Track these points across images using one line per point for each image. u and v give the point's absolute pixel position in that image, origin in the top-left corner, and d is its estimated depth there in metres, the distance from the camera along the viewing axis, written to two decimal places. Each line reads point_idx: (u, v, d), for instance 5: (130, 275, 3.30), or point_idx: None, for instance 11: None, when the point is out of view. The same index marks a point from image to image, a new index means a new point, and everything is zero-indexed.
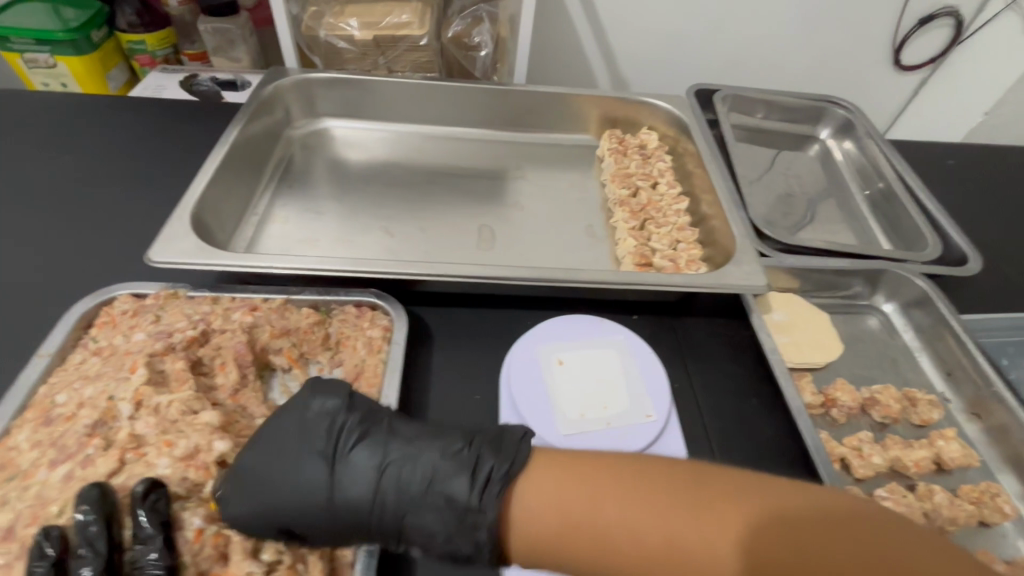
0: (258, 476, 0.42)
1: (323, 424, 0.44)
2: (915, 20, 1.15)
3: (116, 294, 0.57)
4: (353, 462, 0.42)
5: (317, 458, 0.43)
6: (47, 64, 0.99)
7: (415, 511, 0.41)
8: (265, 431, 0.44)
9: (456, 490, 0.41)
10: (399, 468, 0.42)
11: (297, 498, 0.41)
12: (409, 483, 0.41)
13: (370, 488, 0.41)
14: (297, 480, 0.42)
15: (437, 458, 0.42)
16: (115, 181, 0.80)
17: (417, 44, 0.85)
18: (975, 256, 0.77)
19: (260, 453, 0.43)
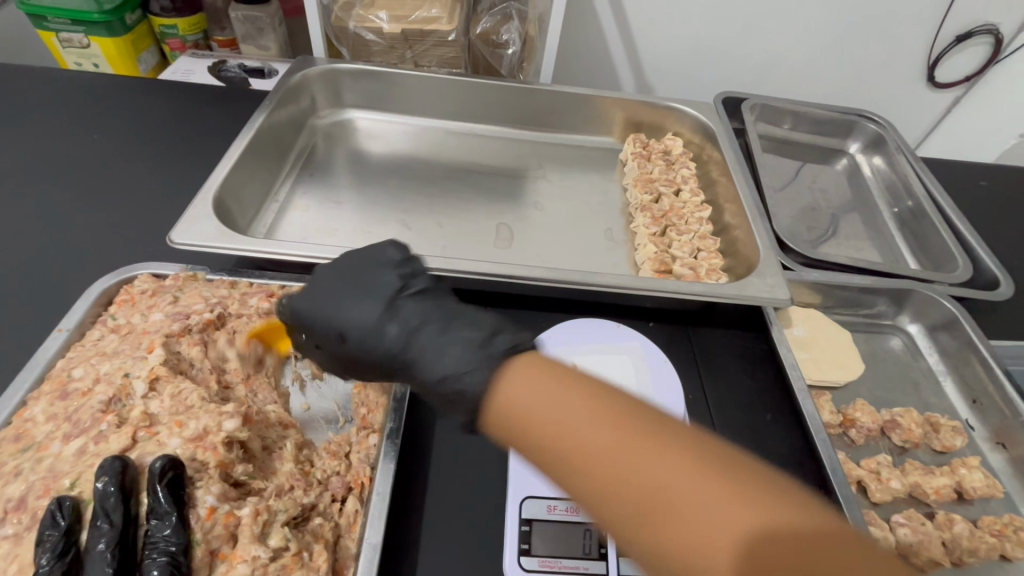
0: (329, 289, 0.46)
1: (385, 276, 0.46)
2: (953, 36, 1.12)
3: (137, 275, 0.58)
4: (400, 303, 0.44)
5: (369, 293, 0.45)
6: (80, 45, 1.00)
7: (424, 357, 0.41)
8: (343, 262, 0.48)
9: (460, 365, 0.38)
10: (428, 324, 0.43)
11: (344, 320, 0.45)
12: (427, 336, 0.42)
13: (398, 329, 0.43)
14: (353, 314, 0.45)
15: (464, 339, 0.40)
16: (141, 162, 0.81)
17: (445, 39, 0.85)
18: (1007, 280, 0.75)
19: (337, 274, 0.47)
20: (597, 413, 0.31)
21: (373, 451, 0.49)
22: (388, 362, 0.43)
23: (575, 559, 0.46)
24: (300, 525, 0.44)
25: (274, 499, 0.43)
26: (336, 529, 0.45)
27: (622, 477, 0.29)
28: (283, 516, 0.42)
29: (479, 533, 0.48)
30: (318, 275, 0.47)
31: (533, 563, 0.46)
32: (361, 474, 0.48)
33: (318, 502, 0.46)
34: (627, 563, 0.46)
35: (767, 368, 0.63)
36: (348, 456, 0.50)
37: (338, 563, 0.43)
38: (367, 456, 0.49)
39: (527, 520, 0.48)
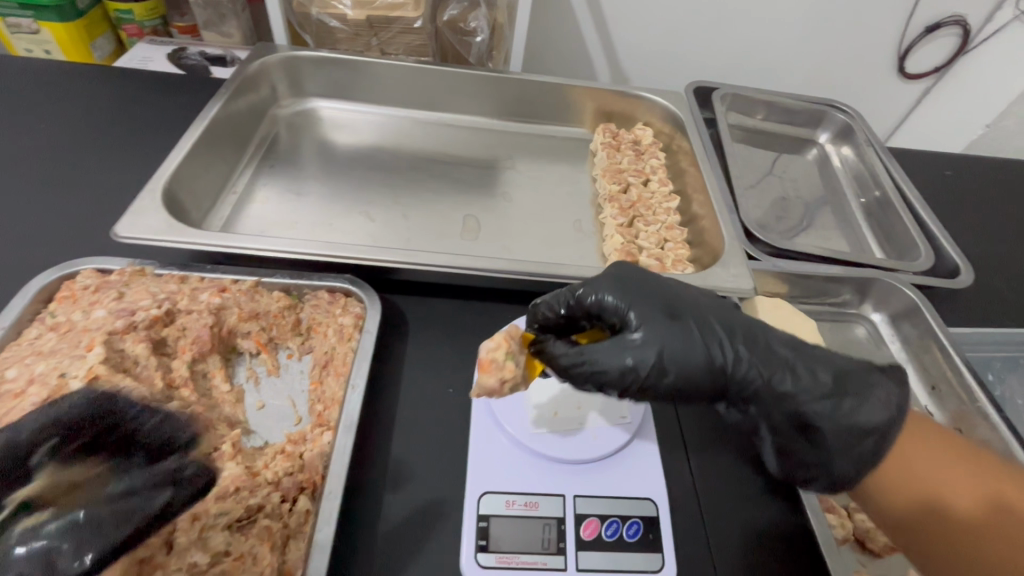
0: (620, 296, 0.46)
1: (703, 303, 0.47)
2: (922, 27, 1.12)
3: (80, 270, 0.55)
4: (693, 322, 0.45)
5: (671, 316, 0.45)
6: (30, 30, 0.95)
7: (730, 363, 0.44)
8: (627, 275, 0.48)
9: (803, 391, 0.44)
10: (811, 357, 0.46)
11: (645, 335, 0.44)
12: (774, 374, 0.44)
13: (768, 374, 0.44)
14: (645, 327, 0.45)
15: (829, 370, 0.45)
16: (92, 154, 0.78)
17: (411, 25, 0.82)
18: (968, 269, 0.76)
19: (615, 282, 0.47)
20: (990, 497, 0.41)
21: (328, 450, 0.47)
22: (659, 381, 0.44)
23: (533, 554, 0.46)
24: (245, 527, 0.43)
25: (215, 501, 0.43)
26: (284, 531, 0.43)
27: (996, 511, 0.40)
28: (224, 521, 0.42)
29: (437, 531, 0.47)
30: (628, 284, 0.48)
31: (490, 559, 0.45)
32: (314, 473, 0.46)
33: (265, 503, 0.44)
34: (584, 558, 0.46)
35: None
36: (302, 455, 0.47)
37: (286, 565, 0.42)
38: (320, 454, 0.47)
39: (485, 515, 0.47)
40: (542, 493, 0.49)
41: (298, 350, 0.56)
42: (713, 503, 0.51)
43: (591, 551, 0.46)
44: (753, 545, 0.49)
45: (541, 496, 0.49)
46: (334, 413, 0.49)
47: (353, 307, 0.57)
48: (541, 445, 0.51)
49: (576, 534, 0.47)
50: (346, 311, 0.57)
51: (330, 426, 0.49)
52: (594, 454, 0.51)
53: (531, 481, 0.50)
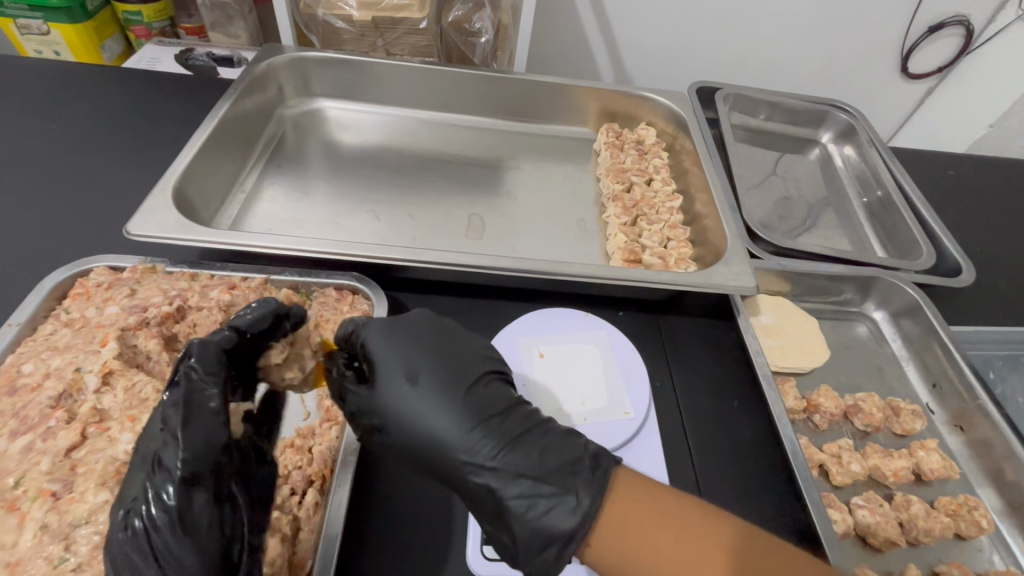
0: (383, 355, 0.47)
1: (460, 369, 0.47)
2: (925, 27, 1.13)
3: (93, 267, 0.56)
4: (441, 385, 0.46)
5: (418, 383, 0.46)
6: (40, 31, 0.97)
7: (444, 431, 0.44)
8: (403, 327, 0.49)
9: (507, 479, 0.43)
10: (540, 438, 0.45)
11: (390, 394, 0.45)
12: (478, 447, 0.44)
13: (466, 449, 0.44)
14: (432, 406, 0.45)
15: (537, 464, 0.43)
16: (102, 153, 0.79)
17: (417, 27, 0.83)
18: (969, 267, 0.77)
19: (382, 332, 0.48)
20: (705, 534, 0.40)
21: (337, 443, 0.48)
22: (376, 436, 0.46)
23: None
24: None
25: None
26: (294, 523, 0.43)
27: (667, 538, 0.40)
28: None
29: (445, 524, 0.48)
30: (389, 338, 0.48)
31: (496, 552, 0.46)
32: (323, 466, 0.47)
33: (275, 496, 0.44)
34: None
35: (732, 356, 0.63)
36: (311, 450, 0.48)
37: (296, 557, 0.43)
38: (329, 448, 0.48)
39: None
40: None
41: None
42: (716, 499, 0.52)
43: None
44: None
45: None
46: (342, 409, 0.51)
47: (360, 304, 0.58)
48: None
49: None
50: (354, 308, 0.58)
51: (337, 420, 0.50)
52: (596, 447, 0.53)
53: None
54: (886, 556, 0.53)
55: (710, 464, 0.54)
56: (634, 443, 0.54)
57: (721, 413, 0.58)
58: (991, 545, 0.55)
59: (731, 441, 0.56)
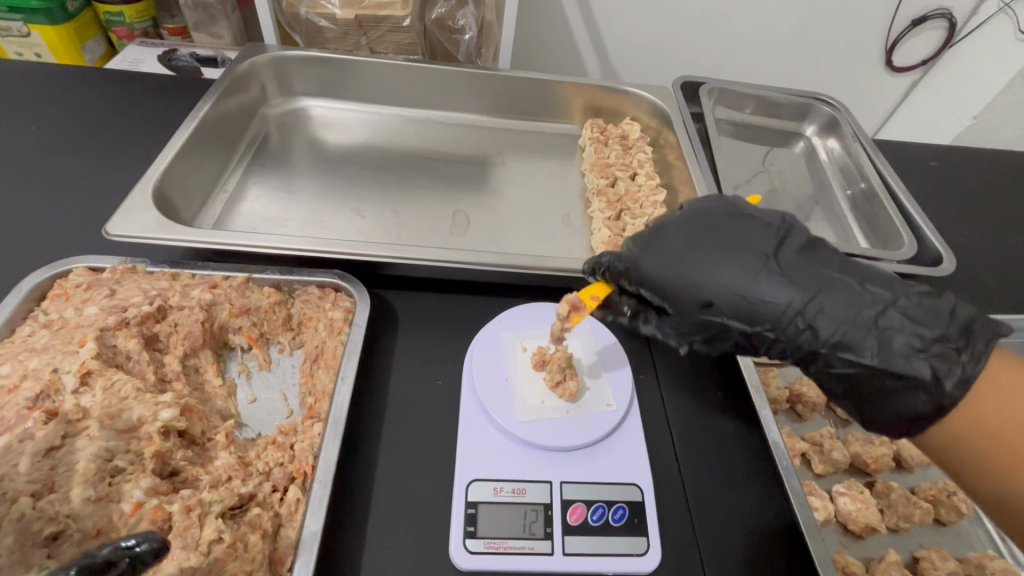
0: (665, 273, 0.47)
1: (767, 230, 0.46)
2: (908, 20, 1.14)
3: (72, 268, 0.56)
4: (729, 262, 0.45)
5: (733, 253, 0.45)
6: (21, 33, 0.96)
7: (830, 302, 0.42)
8: (664, 234, 0.48)
9: (860, 313, 0.42)
10: (861, 275, 0.44)
11: (710, 275, 0.45)
12: (901, 300, 0.42)
13: (852, 310, 0.42)
14: (765, 273, 0.44)
15: (869, 299, 0.42)
16: (82, 155, 0.78)
17: (400, 24, 0.83)
18: (950, 256, 0.78)
19: (657, 251, 0.47)
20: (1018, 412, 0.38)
21: (318, 441, 0.48)
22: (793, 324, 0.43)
23: (520, 539, 0.47)
24: (238, 516, 0.43)
25: (208, 491, 0.43)
26: (275, 519, 0.44)
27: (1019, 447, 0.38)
28: (218, 507, 0.42)
29: (427, 518, 0.48)
30: (666, 228, 0.49)
31: (478, 545, 0.46)
32: (304, 463, 0.47)
33: (257, 492, 0.45)
34: (571, 542, 0.47)
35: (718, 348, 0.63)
36: (293, 446, 0.48)
37: (277, 553, 0.43)
38: (311, 444, 0.48)
39: (473, 503, 0.48)
40: (530, 480, 0.50)
41: (289, 344, 0.57)
42: (699, 486, 0.53)
43: (578, 536, 0.47)
44: (739, 531, 0.50)
45: (529, 483, 0.50)
46: (324, 406, 0.50)
47: (342, 301, 0.58)
48: (529, 431, 0.52)
49: (563, 519, 0.48)
50: (336, 306, 0.58)
51: (320, 418, 0.50)
52: (582, 441, 0.52)
53: (519, 468, 0.51)
54: (866, 542, 0.53)
55: (696, 456, 0.54)
56: (618, 435, 0.54)
57: (707, 404, 0.58)
58: (972, 530, 0.56)
59: (716, 432, 0.57)
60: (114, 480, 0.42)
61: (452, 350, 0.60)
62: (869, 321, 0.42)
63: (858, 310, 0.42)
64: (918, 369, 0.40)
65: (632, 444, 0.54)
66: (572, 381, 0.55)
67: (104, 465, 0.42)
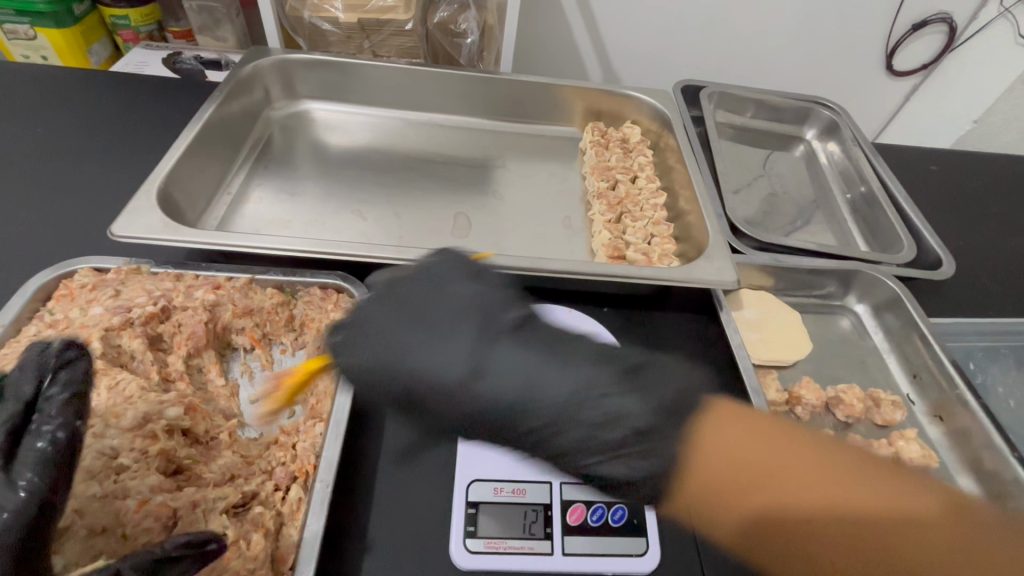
0: (375, 356, 0.52)
1: (466, 319, 0.55)
2: (908, 25, 1.14)
3: (77, 269, 0.57)
4: (426, 352, 0.53)
5: (425, 341, 0.53)
6: (27, 36, 0.97)
7: (537, 390, 0.50)
8: (398, 305, 0.56)
9: (512, 389, 0.50)
10: (538, 352, 0.52)
11: (423, 364, 0.52)
12: (580, 374, 0.50)
13: (532, 391, 0.50)
14: (436, 360, 0.52)
15: (568, 384, 0.50)
16: (88, 157, 0.79)
17: (402, 28, 0.84)
18: (950, 259, 0.78)
19: (356, 335, 0.54)
20: (858, 493, 0.43)
21: (320, 441, 0.49)
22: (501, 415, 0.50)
23: (520, 539, 0.48)
24: (240, 513, 0.44)
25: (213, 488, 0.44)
26: (277, 518, 0.44)
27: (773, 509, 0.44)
28: (222, 504, 0.43)
29: (427, 518, 0.48)
30: (357, 319, 0.55)
31: (479, 544, 0.47)
32: (306, 463, 0.47)
33: (260, 491, 0.45)
34: (571, 542, 0.48)
35: (718, 350, 0.64)
36: (295, 446, 0.49)
37: (279, 551, 0.43)
38: (313, 444, 0.48)
39: (474, 503, 0.49)
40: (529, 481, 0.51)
41: (291, 345, 0.58)
42: None
43: (577, 536, 0.48)
44: None
45: (528, 484, 0.50)
46: (327, 406, 0.52)
47: (345, 303, 0.59)
48: None
49: (563, 519, 0.49)
50: (338, 307, 0.58)
51: (322, 418, 0.51)
52: None
53: (518, 469, 0.51)
54: None
55: None
56: None
57: None
58: None
59: None
60: (120, 477, 0.42)
61: None
62: (569, 402, 0.49)
63: (507, 387, 0.51)
64: (643, 456, 0.48)
65: None
66: None
67: (110, 463, 0.43)
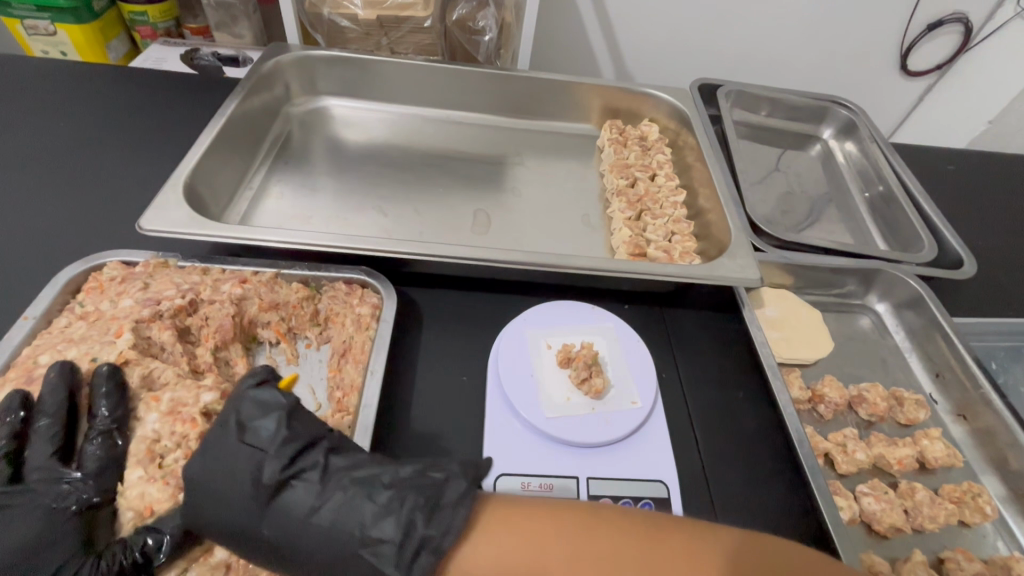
0: (191, 478, 0.40)
1: (250, 447, 0.41)
2: (926, 24, 1.14)
3: (105, 263, 0.57)
4: (223, 495, 0.40)
5: (199, 481, 0.40)
6: (47, 32, 0.98)
7: (308, 538, 0.39)
8: (200, 438, 0.42)
9: (406, 570, 0.38)
10: (363, 491, 0.40)
11: (219, 509, 0.40)
12: (407, 503, 0.40)
13: (352, 548, 0.39)
14: (220, 507, 0.40)
15: (361, 525, 0.39)
16: (110, 152, 0.80)
17: (421, 25, 0.84)
18: (971, 259, 0.78)
19: (182, 481, 0.41)
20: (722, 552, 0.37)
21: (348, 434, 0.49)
22: None
23: None
24: None
25: None
26: None
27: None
28: None
29: None
30: (187, 472, 0.40)
31: None
32: None
33: None
34: None
35: (741, 348, 0.64)
36: None
37: None
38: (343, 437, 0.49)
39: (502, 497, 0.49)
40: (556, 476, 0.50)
41: (316, 339, 0.58)
42: (725, 483, 0.53)
43: None
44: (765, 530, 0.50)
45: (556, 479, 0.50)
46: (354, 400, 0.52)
47: (370, 297, 0.59)
48: (556, 427, 0.53)
49: None
50: (363, 302, 0.58)
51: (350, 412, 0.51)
52: (607, 437, 0.53)
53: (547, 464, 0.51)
54: (890, 543, 0.53)
55: (720, 456, 0.55)
56: (643, 432, 0.54)
57: (730, 406, 0.59)
58: (995, 532, 0.56)
59: (741, 431, 0.57)
60: (163, 462, 0.44)
61: (476, 347, 0.61)
62: (378, 560, 0.39)
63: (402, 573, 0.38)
64: None
65: (657, 443, 0.54)
66: (598, 378, 0.55)
67: (152, 446, 0.44)
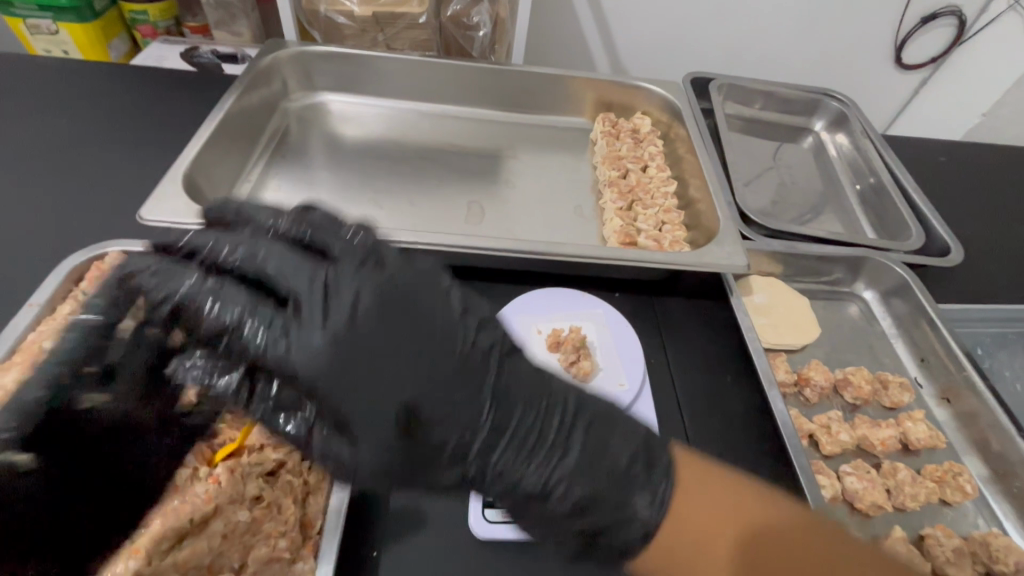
0: (329, 334, 0.35)
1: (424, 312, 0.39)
2: (918, 18, 1.15)
3: (107, 252, 0.59)
4: (380, 350, 0.36)
5: (353, 330, 0.36)
6: (49, 31, 0.99)
7: (455, 419, 0.37)
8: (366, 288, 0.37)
9: (562, 468, 0.38)
10: (524, 394, 0.40)
11: (354, 355, 0.35)
12: (564, 417, 0.40)
13: (500, 441, 0.38)
14: (383, 367, 0.36)
15: (528, 426, 0.39)
16: (112, 148, 0.81)
17: (416, 22, 0.86)
18: (958, 247, 0.79)
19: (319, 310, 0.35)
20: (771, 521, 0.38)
21: None
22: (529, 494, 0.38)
23: None
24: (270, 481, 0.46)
25: (246, 454, 0.45)
26: (304, 487, 0.47)
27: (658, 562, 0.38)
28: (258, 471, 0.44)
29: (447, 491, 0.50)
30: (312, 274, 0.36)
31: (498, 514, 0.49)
32: None
33: (286, 460, 0.46)
34: None
35: (728, 334, 0.65)
36: None
37: (307, 517, 0.46)
38: None
39: None
40: None
41: None
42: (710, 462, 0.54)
43: None
44: None
45: None
46: None
47: None
48: None
49: None
50: None
51: None
52: None
53: None
54: (873, 521, 0.54)
55: (706, 437, 0.56)
56: (630, 414, 0.56)
57: (716, 389, 0.60)
58: (977, 511, 0.57)
59: (726, 413, 0.58)
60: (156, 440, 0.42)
61: None
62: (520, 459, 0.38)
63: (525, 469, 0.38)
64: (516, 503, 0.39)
65: (643, 425, 0.55)
66: (585, 360, 0.57)
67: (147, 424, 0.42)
